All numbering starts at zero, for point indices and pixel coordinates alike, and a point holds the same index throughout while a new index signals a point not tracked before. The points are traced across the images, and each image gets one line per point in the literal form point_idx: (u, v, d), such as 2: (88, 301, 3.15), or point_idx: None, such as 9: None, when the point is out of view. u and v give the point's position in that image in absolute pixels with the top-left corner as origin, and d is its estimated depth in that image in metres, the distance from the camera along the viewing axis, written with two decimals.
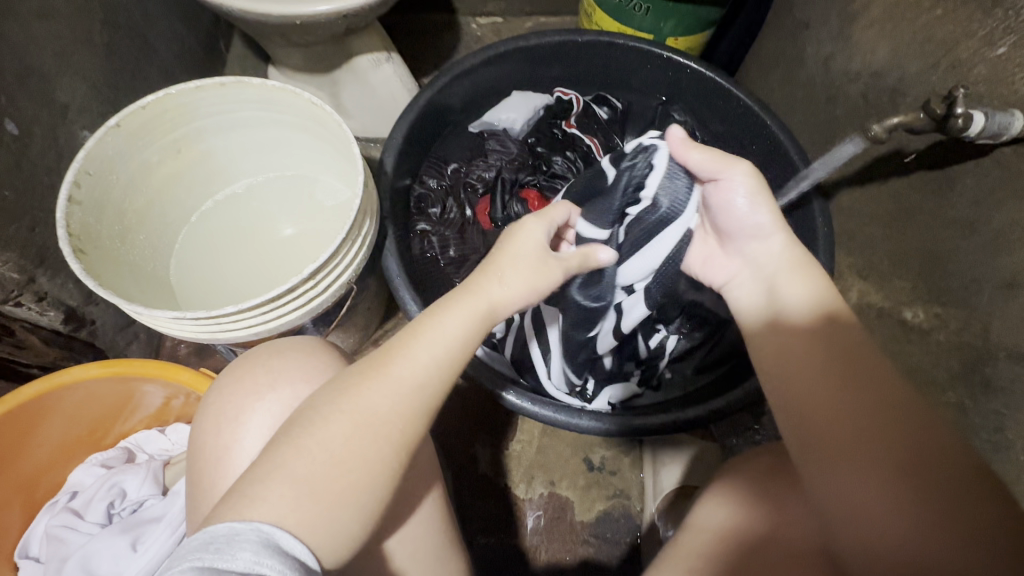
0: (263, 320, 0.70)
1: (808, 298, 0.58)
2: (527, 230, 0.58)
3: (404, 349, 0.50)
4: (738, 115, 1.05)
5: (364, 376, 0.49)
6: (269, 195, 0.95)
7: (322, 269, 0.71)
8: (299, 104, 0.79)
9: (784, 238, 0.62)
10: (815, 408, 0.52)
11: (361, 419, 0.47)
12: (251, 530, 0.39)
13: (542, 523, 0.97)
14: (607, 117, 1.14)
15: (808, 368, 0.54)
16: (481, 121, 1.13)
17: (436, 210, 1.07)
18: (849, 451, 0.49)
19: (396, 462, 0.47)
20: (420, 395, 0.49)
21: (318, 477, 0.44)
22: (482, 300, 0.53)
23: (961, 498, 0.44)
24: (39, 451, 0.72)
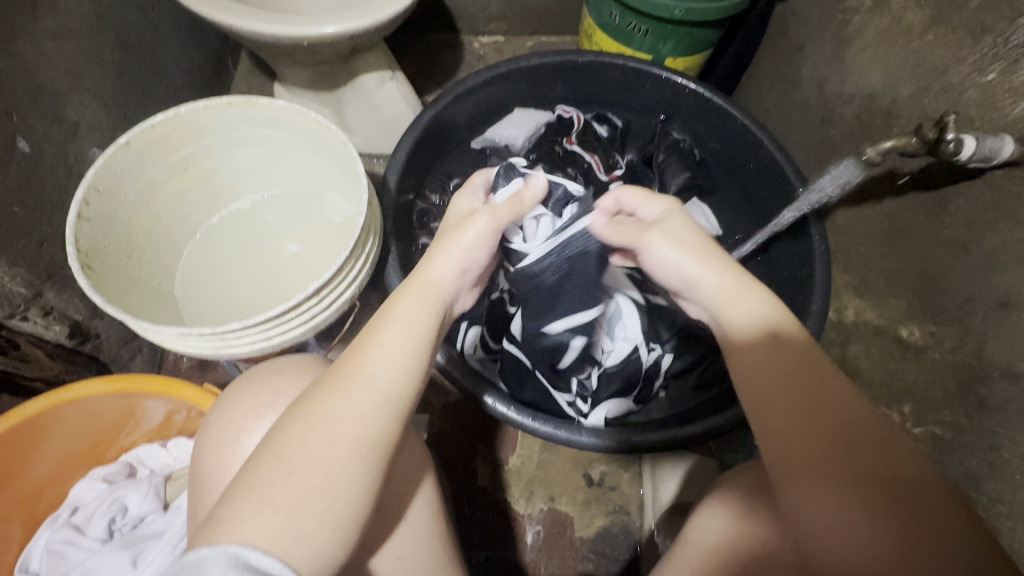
0: (267, 336, 0.71)
1: (760, 315, 0.55)
2: (457, 203, 0.68)
3: (367, 353, 0.51)
4: (735, 134, 1.07)
5: (323, 385, 0.49)
6: (273, 210, 0.96)
7: (326, 286, 0.72)
8: (303, 123, 0.81)
9: (713, 269, 0.57)
10: (793, 429, 0.50)
11: (325, 420, 0.47)
12: (219, 553, 0.39)
13: (541, 539, 0.97)
14: (607, 135, 1.17)
15: (777, 391, 0.51)
16: (483, 137, 1.16)
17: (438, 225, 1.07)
18: (822, 486, 0.48)
19: (363, 461, 0.47)
20: (377, 392, 0.49)
21: (290, 489, 0.44)
22: (422, 283, 0.57)
23: (936, 528, 0.44)
24: (41, 465, 0.72)
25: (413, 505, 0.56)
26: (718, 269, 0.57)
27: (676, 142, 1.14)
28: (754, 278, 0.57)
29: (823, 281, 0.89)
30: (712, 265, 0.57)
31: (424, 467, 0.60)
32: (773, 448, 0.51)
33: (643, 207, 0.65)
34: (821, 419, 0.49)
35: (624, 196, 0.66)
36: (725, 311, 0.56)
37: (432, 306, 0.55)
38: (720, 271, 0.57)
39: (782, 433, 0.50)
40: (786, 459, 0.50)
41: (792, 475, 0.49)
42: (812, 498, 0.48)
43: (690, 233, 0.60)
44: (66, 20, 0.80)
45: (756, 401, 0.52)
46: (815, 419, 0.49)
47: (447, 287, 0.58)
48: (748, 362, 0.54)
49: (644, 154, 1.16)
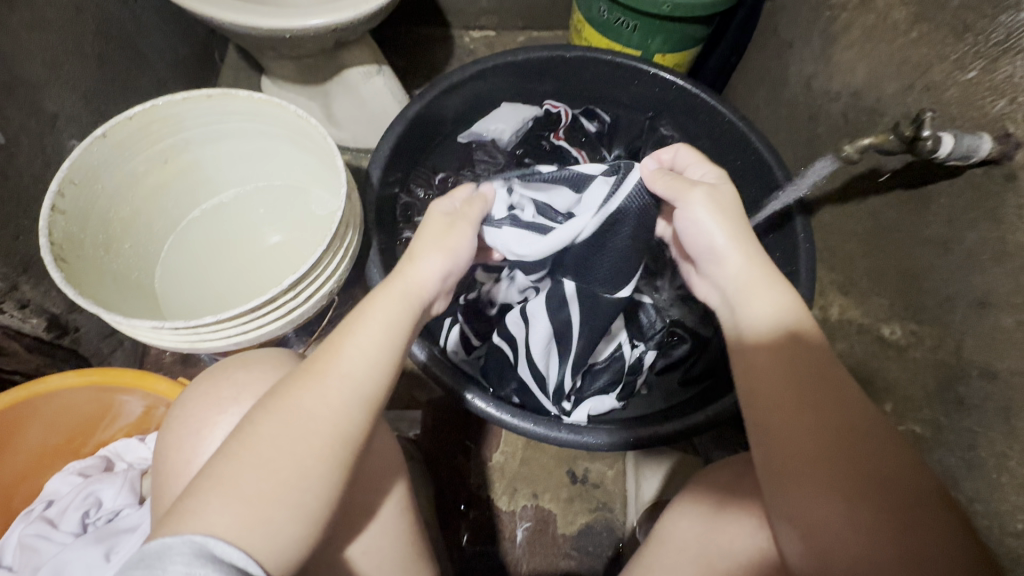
0: (243, 330, 0.70)
1: (778, 302, 0.56)
2: (433, 207, 0.63)
3: (337, 349, 0.50)
4: (724, 132, 1.06)
5: (295, 381, 0.49)
6: (255, 204, 0.95)
7: (302, 280, 0.71)
8: (283, 115, 0.80)
9: (744, 252, 0.59)
10: (787, 426, 0.51)
11: (285, 414, 0.47)
12: (184, 543, 0.39)
13: (524, 535, 0.97)
14: (595, 131, 1.15)
15: (780, 389, 0.52)
16: (470, 132, 1.13)
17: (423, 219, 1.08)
18: (822, 485, 0.48)
19: (333, 457, 0.47)
20: (350, 388, 0.49)
21: (259, 483, 0.44)
22: (403, 284, 0.55)
23: (913, 528, 0.46)
24: (16, 458, 0.72)
25: (385, 501, 0.56)
26: (746, 254, 0.59)
27: (664, 139, 1.15)
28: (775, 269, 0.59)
29: (806, 280, 0.89)
30: (743, 244, 0.59)
31: (396, 463, 0.59)
32: (778, 444, 0.51)
33: (691, 170, 0.68)
34: (827, 421, 0.50)
35: (680, 153, 0.70)
36: (742, 293, 0.58)
37: (410, 308, 0.54)
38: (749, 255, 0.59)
39: (791, 428, 0.51)
40: (791, 455, 0.50)
41: (794, 472, 0.50)
42: (795, 492, 0.50)
43: (730, 207, 0.60)
44: (44, 11, 0.79)
45: (769, 393, 0.53)
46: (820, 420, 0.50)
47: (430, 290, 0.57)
48: (764, 357, 0.54)
49: (632, 150, 1.17)
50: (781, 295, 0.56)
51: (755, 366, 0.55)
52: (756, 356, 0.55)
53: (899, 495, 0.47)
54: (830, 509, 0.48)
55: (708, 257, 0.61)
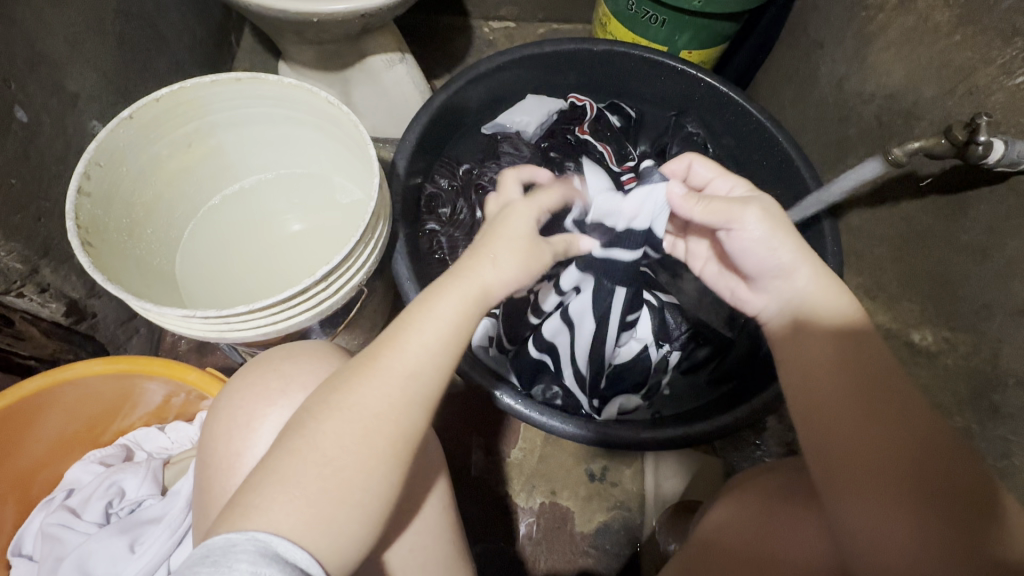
0: (272, 320, 0.69)
1: (841, 311, 0.57)
2: (513, 214, 0.56)
3: (395, 344, 0.49)
4: (750, 130, 1.05)
5: (352, 374, 0.48)
6: (278, 192, 0.94)
7: (334, 271, 0.70)
8: (314, 103, 0.78)
9: (811, 264, 0.59)
10: (841, 428, 0.51)
11: (341, 411, 0.46)
12: (248, 540, 0.39)
13: (532, 531, 0.96)
14: (619, 125, 1.15)
15: (837, 388, 0.53)
16: (494, 123, 1.13)
17: (446, 210, 1.05)
18: (861, 483, 0.49)
19: (385, 453, 0.45)
20: (406, 384, 0.47)
21: (308, 480, 0.43)
22: (475, 283, 0.51)
23: (963, 535, 0.45)
24: (35, 447, 0.70)
25: (429, 499, 0.55)
26: (808, 259, 0.59)
27: (691, 136, 1.11)
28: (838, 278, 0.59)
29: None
30: (805, 253, 0.59)
31: (437, 459, 0.58)
32: (818, 439, 0.53)
33: (715, 184, 0.70)
34: (867, 400, 0.52)
35: (693, 166, 0.72)
36: (814, 301, 0.58)
37: (470, 311, 0.51)
38: (809, 265, 0.59)
39: (830, 407, 0.53)
40: (827, 429, 0.52)
41: (846, 475, 0.50)
42: (845, 496, 0.50)
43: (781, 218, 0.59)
44: None
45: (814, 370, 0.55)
46: (866, 417, 0.51)
47: (498, 292, 0.53)
48: (811, 343, 0.57)
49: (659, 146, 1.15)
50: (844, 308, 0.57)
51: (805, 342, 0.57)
52: (809, 351, 0.56)
53: (931, 480, 0.47)
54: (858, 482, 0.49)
55: (773, 273, 0.60)
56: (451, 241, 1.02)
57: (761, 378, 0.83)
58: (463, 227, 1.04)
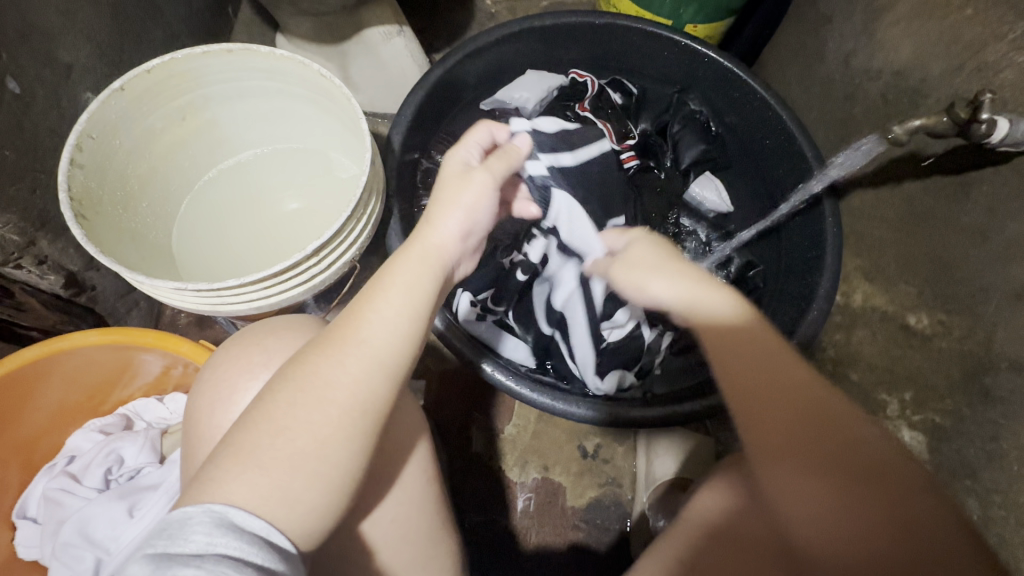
0: (264, 295, 0.70)
1: (728, 308, 0.53)
2: (449, 161, 0.62)
3: (357, 317, 0.50)
4: (754, 108, 1.03)
5: (316, 349, 0.49)
6: (273, 167, 0.94)
7: (325, 246, 0.70)
8: (306, 76, 0.78)
9: (671, 276, 0.56)
10: (774, 425, 0.50)
11: (308, 386, 0.47)
12: (203, 512, 0.39)
13: (526, 506, 0.98)
14: (621, 103, 1.12)
15: (760, 385, 0.50)
16: (493, 99, 1.11)
17: None
18: (803, 476, 0.49)
19: (355, 427, 0.46)
20: (371, 356, 0.48)
21: (279, 454, 0.44)
22: (421, 246, 0.55)
23: (901, 513, 0.46)
24: (37, 414, 0.72)
25: (415, 470, 0.57)
26: (677, 277, 0.56)
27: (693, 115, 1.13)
28: (713, 279, 0.56)
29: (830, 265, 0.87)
30: (671, 275, 0.56)
31: (422, 434, 0.59)
32: (756, 438, 0.51)
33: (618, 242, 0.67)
34: (796, 399, 0.50)
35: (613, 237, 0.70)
36: (689, 304, 0.54)
37: (422, 276, 0.53)
38: (679, 282, 0.56)
39: (757, 406, 0.50)
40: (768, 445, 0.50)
41: (791, 470, 0.49)
42: (791, 492, 0.49)
43: (648, 257, 0.59)
44: None
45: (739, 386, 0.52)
46: (796, 409, 0.50)
47: (449, 252, 0.56)
48: (726, 341, 0.53)
49: (659, 125, 1.13)
50: (728, 304, 0.53)
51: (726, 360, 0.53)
52: (726, 346, 0.53)
53: (863, 468, 0.48)
54: (806, 494, 0.49)
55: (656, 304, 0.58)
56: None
57: None
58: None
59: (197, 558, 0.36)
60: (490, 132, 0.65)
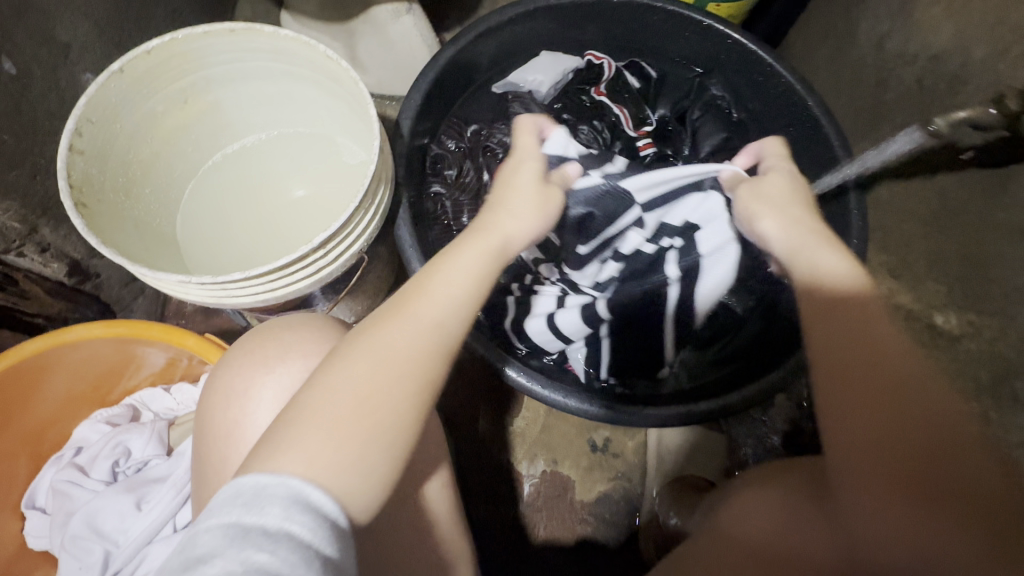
0: (270, 288, 0.68)
1: (844, 269, 0.58)
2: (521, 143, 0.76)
3: (424, 292, 0.53)
4: (778, 93, 0.98)
5: (389, 310, 0.51)
6: (279, 153, 0.91)
7: (332, 238, 0.68)
8: (312, 58, 0.74)
9: (782, 216, 0.65)
10: (855, 403, 0.52)
11: (379, 355, 0.48)
12: (280, 485, 0.40)
13: (533, 490, 0.98)
14: (640, 87, 1.08)
15: (853, 361, 0.52)
16: (505, 81, 1.06)
17: (452, 172, 0.98)
18: (877, 461, 0.50)
19: (399, 417, 0.46)
20: (440, 330, 0.51)
21: (332, 432, 0.44)
22: (489, 227, 0.60)
23: (973, 513, 0.47)
24: (44, 405, 0.71)
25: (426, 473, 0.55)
26: (797, 224, 0.63)
27: (714, 100, 1.08)
28: (836, 241, 0.61)
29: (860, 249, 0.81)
30: (788, 216, 0.64)
31: (432, 436, 0.58)
32: (836, 417, 0.52)
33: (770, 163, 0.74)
34: (883, 384, 0.51)
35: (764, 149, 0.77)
36: (796, 254, 0.61)
37: (484, 250, 0.58)
38: (796, 228, 0.63)
39: (846, 382, 0.52)
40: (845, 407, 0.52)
41: (867, 456, 0.50)
42: (863, 477, 0.51)
43: (792, 187, 0.67)
44: None
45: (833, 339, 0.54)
46: (884, 390, 0.51)
47: (516, 237, 0.62)
48: (829, 314, 0.56)
49: (678, 110, 1.09)
50: (845, 265, 0.58)
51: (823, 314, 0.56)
52: (827, 321, 0.55)
53: (938, 464, 0.48)
54: (870, 468, 0.50)
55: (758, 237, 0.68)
56: (455, 204, 0.96)
57: (774, 357, 0.81)
58: (468, 191, 0.97)
59: (274, 537, 0.37)
60: (538, 125, 0.82)
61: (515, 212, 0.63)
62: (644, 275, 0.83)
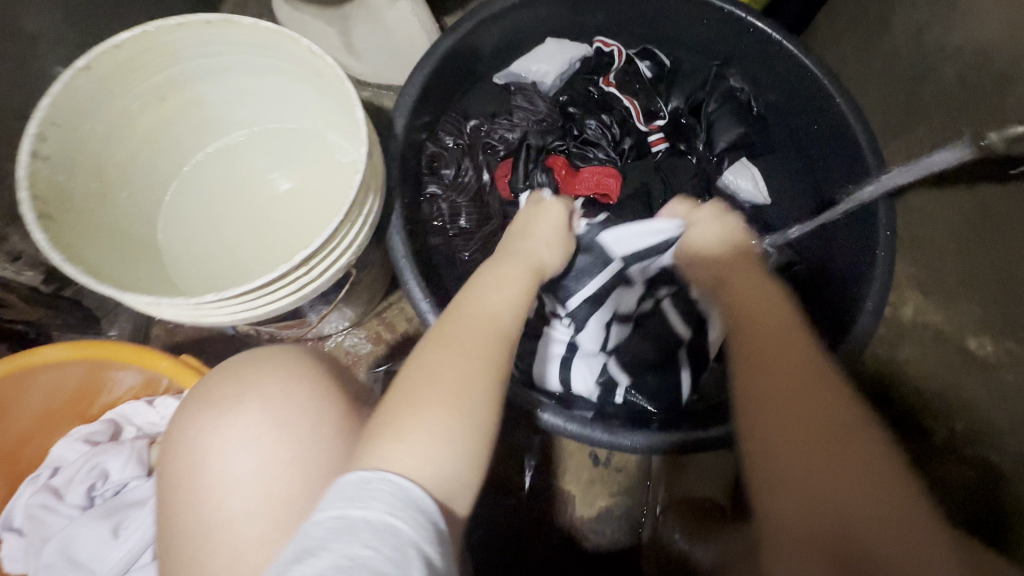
0: (249, 307, 0.64)
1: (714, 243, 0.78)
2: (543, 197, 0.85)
3: (473, 298, 0.65)
4: (803, 87, 0.90)
5: (447, 321, 0.63)
6: (267, 151, 0.86)
7: (317, 253, 0.63)
8: (298, 53, 0.68)
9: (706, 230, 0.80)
10: (776, 424, 0.54)
11: (444, 346, 0.59)
12: (382, 480, 0.46)
13: (533, 478, 0.95)
14: (651, 76, 1.02)
15: (776, 385, 0.57)
16: (507, 72, 0.99)
17: (450, 171, 0.92)
18: (791, 481, 0.52)
19: (462, 402, 0.54)
20: (489, 326, 0.62)
21: (411, 420, 0.52)
22: (528, 245, 0.75)
23: (866, 538, 0.49)
24: (18, 423, 0.68)
25: None
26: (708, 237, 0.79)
27: (732, 91, 1.00)
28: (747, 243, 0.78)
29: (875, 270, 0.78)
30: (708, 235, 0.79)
31: None
32: (760, 434, 0.55)
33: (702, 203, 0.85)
34: (797, 405, 0.55)
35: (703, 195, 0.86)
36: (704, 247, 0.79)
37: (524, 271, 0.71)
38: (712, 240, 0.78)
39: (766, 400, 0.56)
40: (781, 441, 0.54)
41: (781, 471, 0.53)
42: (781, 499, 0.52)
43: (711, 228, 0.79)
44: None
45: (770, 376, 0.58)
46: (799, 410, 0.55)
47: (550, 258, 0.77)
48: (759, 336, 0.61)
49: (693, 102, 1.02)
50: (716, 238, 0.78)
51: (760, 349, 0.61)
52: (757, 344, 0.61)
53: (841, 483, 0.51)
54: (800, 493, 0.51)
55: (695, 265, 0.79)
56: (452, 205, 0.90)
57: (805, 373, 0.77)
58: (467, 191, 0.91)
59: (379, 531, 0.42)
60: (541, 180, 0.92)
61: (548, 243, 0.78)
62: (651, 323, 0.83)
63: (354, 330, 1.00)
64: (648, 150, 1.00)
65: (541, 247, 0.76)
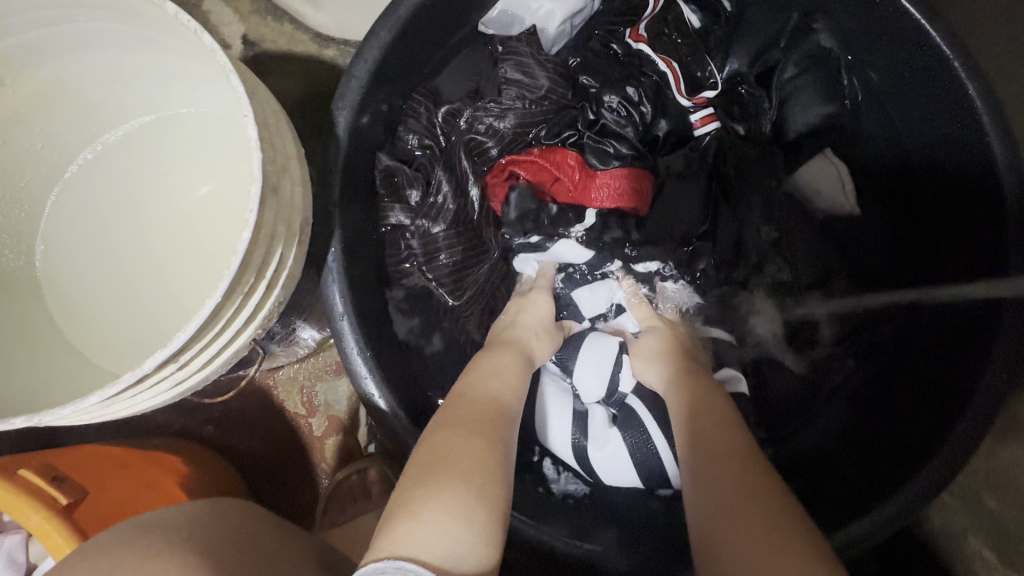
0: (105, 412, 0.45)
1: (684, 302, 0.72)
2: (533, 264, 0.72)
3: (475, 376, 0.56)
4: (915, 66, 0.62)
5: (449, 403, 0.52)
6: (171, 145, 0.64)
7: (187, 347, 0.43)
8: (168, 21, 0.47)
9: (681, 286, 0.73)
10: (725, 494, 0.44)
11: (454, 425, 0.49)
12: (396, 569, 0.37)
13: None
14: (700, 25, 0.74)
15: (719, 453, 0.48)
16: (495, 12, 0.70)
17: (416, 192, 0.68)
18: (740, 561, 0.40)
19: (476, 486, 0.43)
20: (498, 402, 0.53)
21: (415, 529, 0.40)
22: (520, 329, 0.64)
23: None
24: None
25: None
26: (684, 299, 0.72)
27: (820, 45, 0.71)
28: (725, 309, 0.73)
29: (938, 351, 0.63)
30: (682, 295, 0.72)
31: None
32: (711, 518, 0.44)
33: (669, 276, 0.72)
34: (742, 470, 0.46)
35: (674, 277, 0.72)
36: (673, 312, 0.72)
37: (518, 355, 0.60)
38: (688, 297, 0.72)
39: (714, 468, 0.47)
40: (739, 530, 0.41)
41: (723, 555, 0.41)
42: None
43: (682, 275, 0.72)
44: None
45: (700, 444, 0.50)
46: (746, 476, 0.45)
47: (548, 329, 0.67)
48: (702, 406, 0.54)
49: (763, 65, 0.74)
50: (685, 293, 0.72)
51: (695, 428, 0.52)
52: (704, 413, 0.53)
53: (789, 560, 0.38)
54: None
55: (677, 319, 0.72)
56: (424, 236, 0.68)
57: (890, 454, 0.62)
58: (441, 215, 0.67)
59: None
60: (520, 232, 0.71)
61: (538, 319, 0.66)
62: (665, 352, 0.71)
63: (306, 362, 0.80)
64: (691, 135, 0.73)
65: (534, 335, 0.64)
